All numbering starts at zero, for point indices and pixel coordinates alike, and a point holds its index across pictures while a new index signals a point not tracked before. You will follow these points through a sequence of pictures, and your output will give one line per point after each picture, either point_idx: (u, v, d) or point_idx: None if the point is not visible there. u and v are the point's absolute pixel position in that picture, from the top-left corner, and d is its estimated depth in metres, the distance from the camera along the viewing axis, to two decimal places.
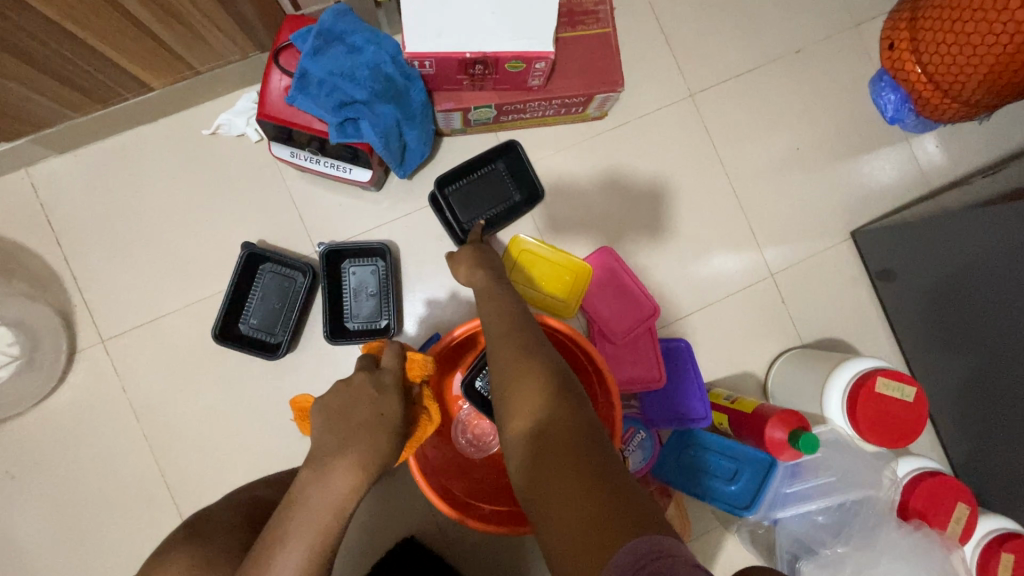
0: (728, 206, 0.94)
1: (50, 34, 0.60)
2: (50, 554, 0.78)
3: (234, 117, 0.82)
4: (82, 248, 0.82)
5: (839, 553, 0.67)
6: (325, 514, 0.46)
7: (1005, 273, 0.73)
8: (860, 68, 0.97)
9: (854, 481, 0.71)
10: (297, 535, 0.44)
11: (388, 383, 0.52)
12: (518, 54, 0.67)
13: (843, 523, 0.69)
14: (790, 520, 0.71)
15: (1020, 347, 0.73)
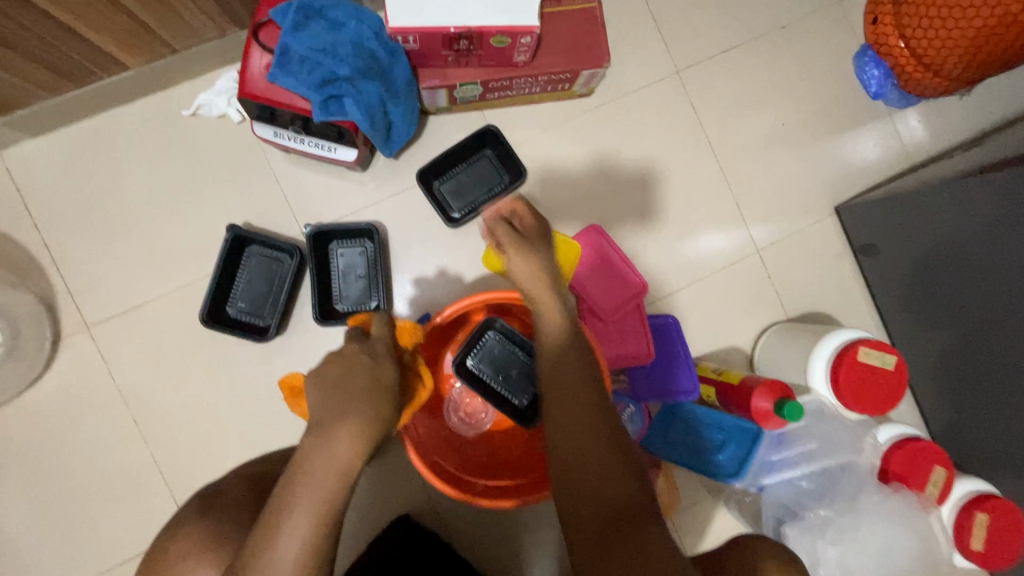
0: (715, 183, 0.95)
1: (18, 10, 0.58)
2: (43, 541, 0.78)
3: (215, 97, 0.80)
4: (62, 234, 0.80)
5: (822, 516, 0.69)
6: (331, 476, 0.46)
7: (983, 242, 0.74)
8: (845, 43, 0.98)
9: (836, 448, 0.73)
10: (304, 499, 0.44)
11: (380, 350, 0.55)
12: (502, 29, 0.66)
13: (826, 488, 0.71)
14: (775, 487, 0.72)
15: (998, 315, 0.75)
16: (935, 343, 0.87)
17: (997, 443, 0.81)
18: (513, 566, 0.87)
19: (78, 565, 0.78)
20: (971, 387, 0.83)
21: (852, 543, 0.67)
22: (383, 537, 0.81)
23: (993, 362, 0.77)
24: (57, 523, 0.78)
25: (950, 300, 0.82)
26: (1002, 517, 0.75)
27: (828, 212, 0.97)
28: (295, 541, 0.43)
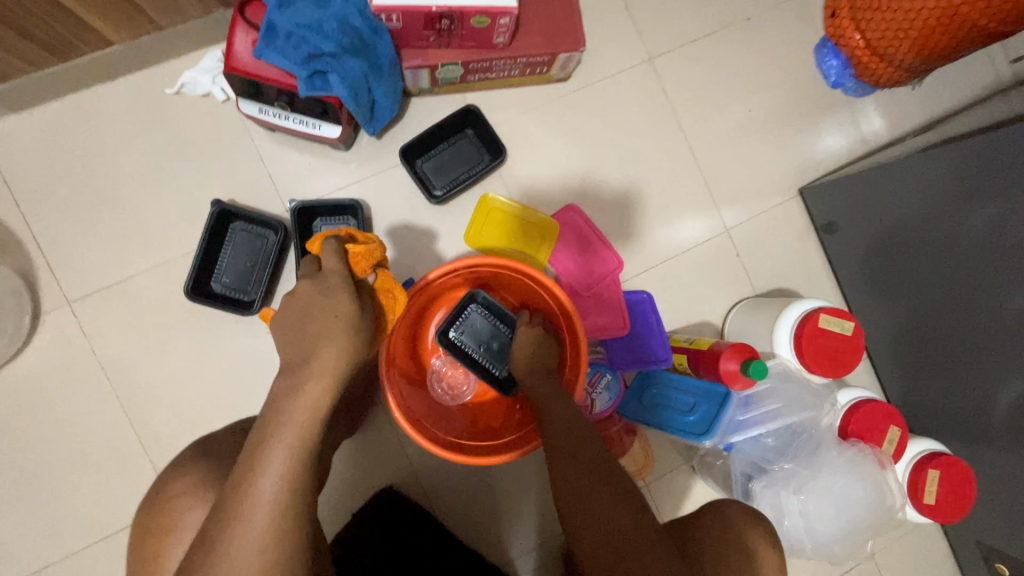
0: (686, 166, 0.99)
1: None
2: (23, 516, 0.78)
3: (199, 75, 0.81)
4: (42, 209, 0.80)
5: (786, 469, 0.74)
6: (305, 416, 0.49)
7: (935, 217, 0.82)
8: (807, 35, 1.03)
9: (798, 406, 0.78)
10: (281, 438, 0.48)
11: (334, 283, 0.54)
12: (482, 9, 0.69)
13: (789, 443, 0.77)
14: (744, 444, 0.77)
15: (954, 283, 0.82)
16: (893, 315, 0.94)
17: (954, 405, 0.89)
18: (495, 535, 0.89)
19: (59, 539, 0.78)
20: (922, 349, 0.91)
21: (813, 493, 0.72)
22: (369, 510, 0.82)
23: (942, 322, 0.86)
24: (38, 497, 0.78)
25: (904, 273, 0.89)
26: (950, 472, 0.81)
27: (793, 195, 1.03)
28: (275, 475, 0.47)
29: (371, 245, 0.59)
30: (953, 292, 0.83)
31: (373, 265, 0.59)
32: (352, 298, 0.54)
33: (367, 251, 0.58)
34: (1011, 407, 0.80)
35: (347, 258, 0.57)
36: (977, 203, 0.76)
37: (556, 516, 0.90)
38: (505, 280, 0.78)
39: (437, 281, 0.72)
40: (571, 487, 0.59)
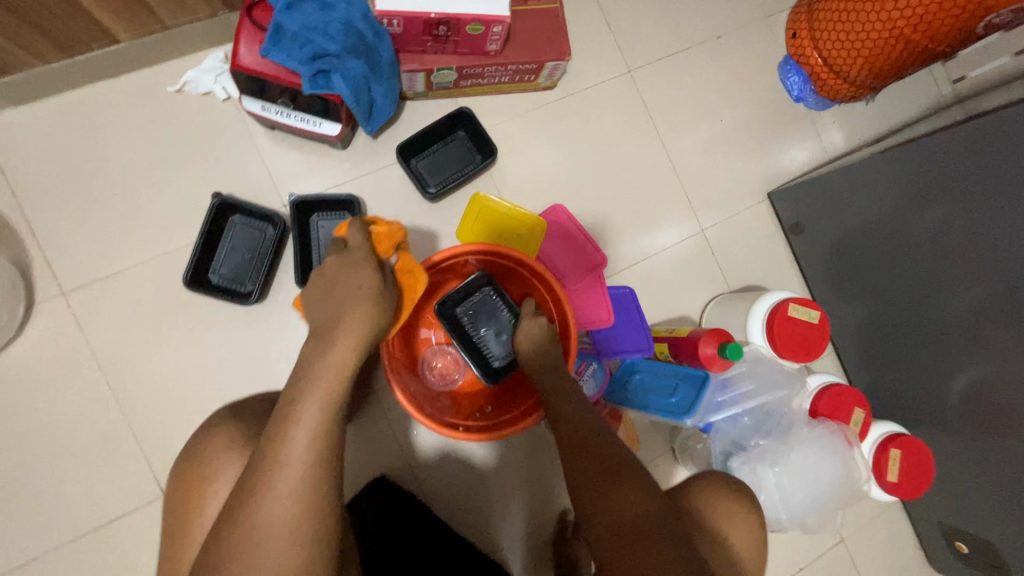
0: (664, 170, 1.06)
1: None
2: (9, 507, 0.77)
3: (202, 75, 0.85)
4: (39, 200, 0.81)
5: (761, 445, 0.80)
6: (333, 376, 0.53)
7: (894, 219, 0.91)
8: (772, 52, 1.12)
9: (771, 386, 0.84)
10: (312, 394, 0.51)
11: (358, 258, 0.59)
12: (477, 17, 0.75)
13: (764, 421, 0.82)
14: (722, 423, 0.82)
15: (909, 280, 0.91)
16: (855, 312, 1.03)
17: (915, 394, 0.97)
18: (487, 522, 0.91)
19: (46, 530, 0.78)
20: (885, 339, 1.00)
21: (787, 467, 0.78)
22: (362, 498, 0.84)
23: (901, 313, 0.94)
24: (26, 488, 0.78)
25: (871, 269, 0.97)
26: (909, 451, 0.87)
27: (762, 198, 1.11)
28: (307, 429, 0.50)
29: (395, 228, 0.63)
30: (911, 286, 0.91)
31: (395, 247, 0.63)
32: (375, 271, 0.59)
33: (390, 233, 0.62)
34: (965, 387, 0.88)
35: (371, 238, 0.62)
36: (931, 204, 0.85)
37: (545, 503, 0.93)
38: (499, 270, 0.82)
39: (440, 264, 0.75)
40: (589, 477, 0.61)
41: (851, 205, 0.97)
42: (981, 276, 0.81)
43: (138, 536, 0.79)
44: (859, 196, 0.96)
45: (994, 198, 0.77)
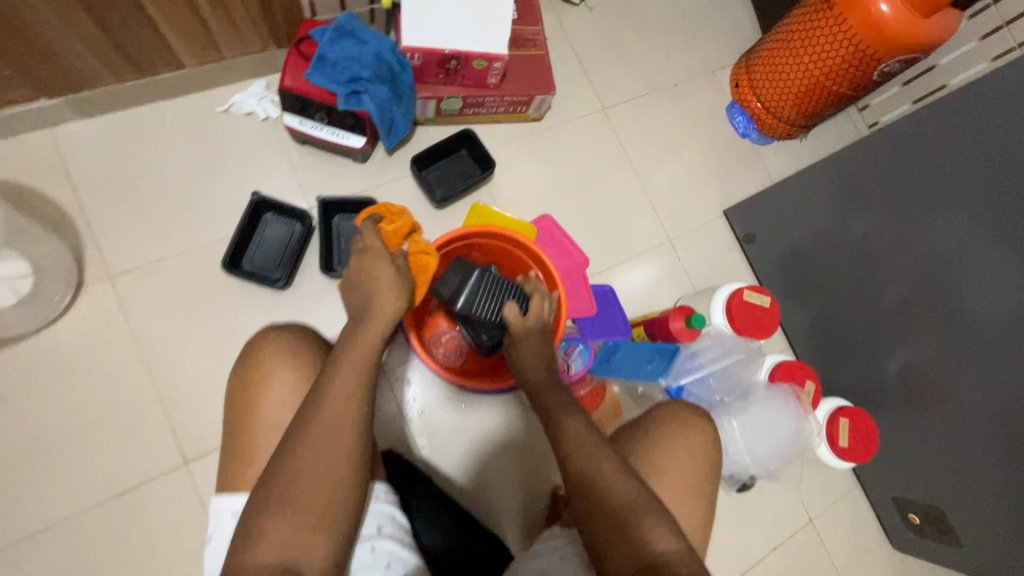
0: (634, 190, 1.24)
1: (131, 11, 0.78)
2: (39, 471, 0.82)
3: (247, 98, 1.01)
4: (96, 197, 0.93)
5: (725, 400, 0.92)
6: (363, 349, 0.64)
7: (833, 228, 1.10)
8: (721, 98, 1.34)
9: (729, 350, 0.95)
10: (346, 360, 0.63)
11: (377, 253, 0.71)
12: (482, 54, 0.93)
13: (726, 380, 0.94)
14: (692, 385, 0.93)
15: (848, 279, 1.10)
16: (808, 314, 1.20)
17: (864, 382, 1.13)
18: (484, 497, 0.99)
19: (70, 497, 0.82)
20: (834, 335, 1.16)
21: (748, 419, 0.89)
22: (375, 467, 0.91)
23: (846, 310, 1.12)
24: (56, 454, 0.83)
25: (818, 273, 1.15)
26: (855, 420, 1.00)
27: (720, 215, 1.28)
28: (344, 385, 0.61)
29: (402, 221, 0.78)
30: (851, 285, 1.10)
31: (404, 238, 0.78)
32: (391, 264, 0.70)
33: (399, 226, 0.77)
34: (900, 368, 1.05)
35: (382, 233, 0.76)
36: (862, 212, 1.05)
37: (539, 480, 1.02)
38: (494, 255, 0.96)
39: (446, 247, 0.88)
40: (606, 519, 0.60)
41: (796, 220, 1.17)
42: (905, 277, 1.00)
43: (158, 502, 0.85)
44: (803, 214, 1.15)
45: (908, 212, 0.97)
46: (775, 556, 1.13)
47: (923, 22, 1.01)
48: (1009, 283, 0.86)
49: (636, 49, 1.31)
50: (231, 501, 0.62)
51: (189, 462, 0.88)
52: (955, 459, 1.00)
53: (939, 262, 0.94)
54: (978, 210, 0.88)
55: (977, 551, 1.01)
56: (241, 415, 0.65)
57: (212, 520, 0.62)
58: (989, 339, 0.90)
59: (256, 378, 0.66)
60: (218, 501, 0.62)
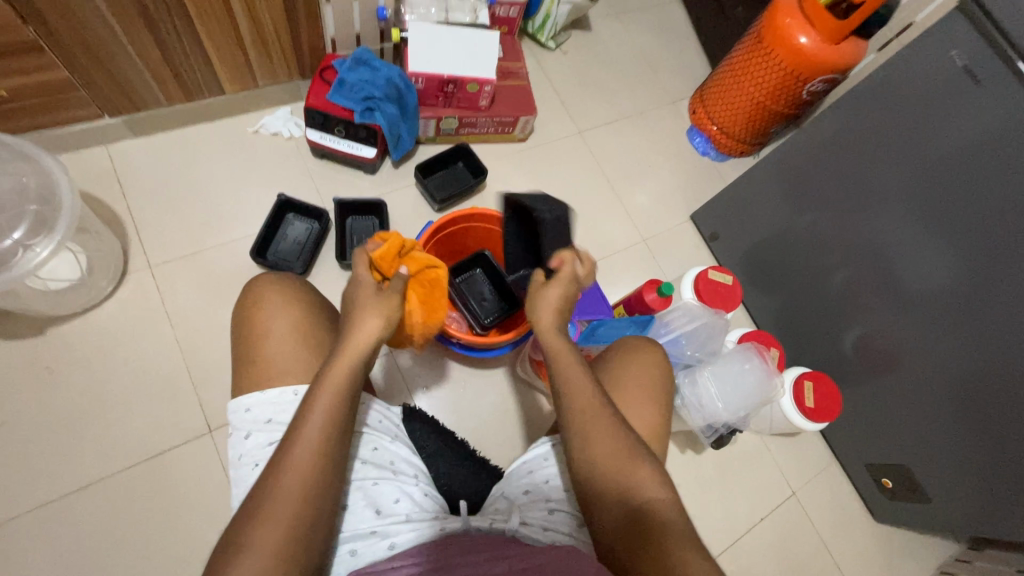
0: (610, 197, 1.40)
1: (190, 44, 0.97)
2: (82, 434, 0.92)
3: (274, 120, 1.18)
4: (141, 201, 1.08)
5: (695, 356, 1.03)
6: (337, 383, 0.61)
7: (778, 223, 1.24)
8: (682, 123, 1.55)
9: (699, 314, 1.06)
10: (319, 393, 0.60)
11: (360, 283, 0.73)
12: (474, 78, 1.12)
13: (698, 338, 1.04)
14: (667, 345, 1.04)
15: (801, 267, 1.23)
16: (770, 304, 1.33)
17: (826, 360, 1.23)
18: None
19: (108, 458, 0.91)
20: (797, 320, 1.28)
21: (717, 369, 1.00)
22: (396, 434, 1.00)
23: (805, 295, 1.24)
24: (97, 419, 0.93)
25: (775, 265, 1.29)
26: (819, 384, 1.10)
27: (687, 219, 1.44)
28: (318, 417, 0.58)
29: (389, 245, 0.80)
30: (805, 273, 1.22)
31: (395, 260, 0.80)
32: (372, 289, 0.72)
33: (388, 251, 0.80)
34: (855, 342, 1.16)
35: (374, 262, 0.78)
36: (805, 211, 1.17)
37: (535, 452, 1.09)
38: (489, 238, 1.09)
39: (446, 228, 1.02)
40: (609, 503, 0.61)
41: (749, 220, 1.31)
42: (854, 263, 1.11)
43: (185, 464, 0.93)
44: (752, 214, 1.29)
45: (843, 206, 1.09)
46: (761, 527, 1.19)
47: (836, 48, 1.20)
48: (939, 265, 0.95)
49: (606, 84, 1.52)
50: (245, 401, 0.67)
51: (214, 431, 0.96)
52: (912, 420, 1.09)
53: (877, 247, 1.05)
54: (907, 207, 0.97)
55: (945, 503, 1.09)
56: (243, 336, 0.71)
57: (232, 420, 0.67)
58: (926, 312, 1.00)
59: (258, 361, 0.69)
60: (235, 402, 0.68)
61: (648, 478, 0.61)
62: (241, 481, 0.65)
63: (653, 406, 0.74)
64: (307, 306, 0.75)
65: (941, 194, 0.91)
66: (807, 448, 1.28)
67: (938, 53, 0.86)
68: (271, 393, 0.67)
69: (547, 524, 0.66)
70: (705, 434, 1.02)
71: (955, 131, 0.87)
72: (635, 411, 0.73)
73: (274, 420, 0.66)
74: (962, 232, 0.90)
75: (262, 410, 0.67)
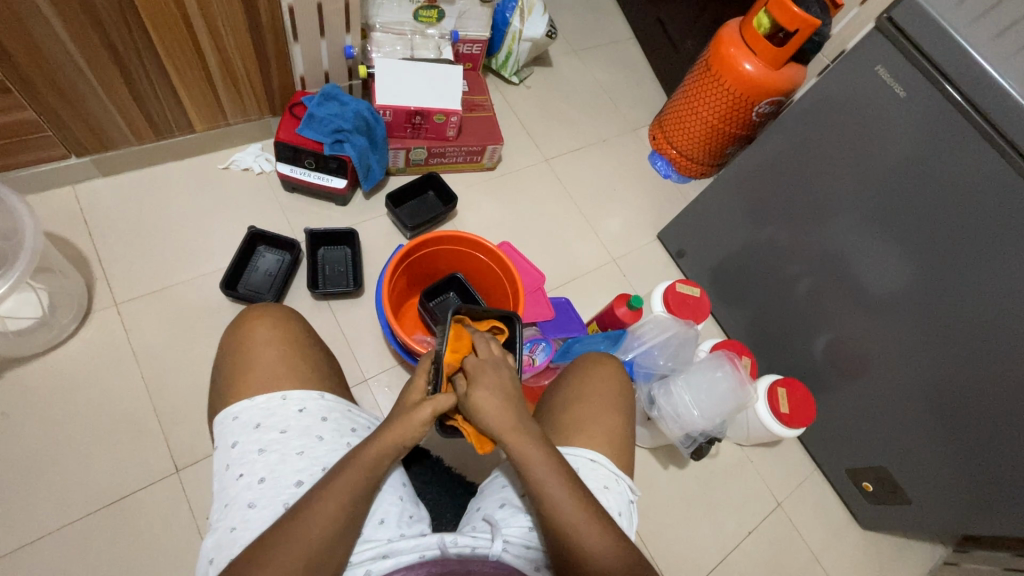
0: (578, 220, 1.44)
1: (158, 79, 1.00)
2: (37, 481, 0.88)
3: (245, 156, 1.20)
4: (107, 240, 1.07)
5: (668, 366, 1.05)
6: (366, 464, 0.59)
7: (737, 237, 1.28)
8: (643, 149, 1.61)
9: (669, 326, 1.07)
10: (346, 472, 0.58)
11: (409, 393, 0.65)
12: (441, 110, 1.16)
13: (669, 349, 1.06)
14: (639, 357, 1.05)
15: (765, 280, 1.26)
16: (738, 316, 1.36)
17: (798, 368, 1.25)
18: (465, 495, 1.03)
19: (67, 505, 0.87)
20: (765, 332, 1.30)
21: (689, 378, 1.00)
22: None
23: (772, 306, 1.26)
24: (59, 464, 0.89)
25: (740, 279, 1.31)
26: (793, 390, 1.11)
27: (654, 239, 1.48)
28: (329, 491, 0.57)
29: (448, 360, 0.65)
30: (768, 284, 1.25)
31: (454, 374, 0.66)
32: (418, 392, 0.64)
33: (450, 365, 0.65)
34: (824, 347, 1.18)
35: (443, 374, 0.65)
36: (762, 224, 1.21)
37: None
38: (461, 259, 1.11)
39: (417, 250, 1.04)
40: (581, 536, 0.58)
41: (710, 237, 1.35)
42: (817, 274, 1.14)
43: (151, 508, 0.89)
44: (714, 231, 1.33)
45: (798, 216, 1.13)
46: (751, 541, 1.18)
47: (778, 73, 1.29)
48: (896, 266, 0.98)
49: (568, 114, 1.59)
50: (234, 409, 0.67)
51: (181, 470, 0.92)
52: (884, 422, 1.11)
53: (835, 251, 1.08)
54: (862, 217, 1.00)
55: (926, 503, 1.09)
56: (228, 354, 0.72)
57: (220, 429, 0.67)
58: (887, 312, 1.03)
59: (231, 382, 0.69)
60: (224, 412, 0.67)
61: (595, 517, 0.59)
62: (227, 490, 0.63)
63: (621, 423, 0.76)
64: (293, 330, 0.75)
65: (892, 204, 0.95)
66: (789, 458, 1.28)
67: (861, 71, 0.92)
68: (261, 399, 0.67)
69: (525, 540, 0.65)
70: (684, 445, 1.02)
71: (892, 145, 0.92)
72: (607, 428, 0.75)
73: (263, 425, 0.66)
74: (911, 238, 0.94)
75: (250, 415, 0.66)
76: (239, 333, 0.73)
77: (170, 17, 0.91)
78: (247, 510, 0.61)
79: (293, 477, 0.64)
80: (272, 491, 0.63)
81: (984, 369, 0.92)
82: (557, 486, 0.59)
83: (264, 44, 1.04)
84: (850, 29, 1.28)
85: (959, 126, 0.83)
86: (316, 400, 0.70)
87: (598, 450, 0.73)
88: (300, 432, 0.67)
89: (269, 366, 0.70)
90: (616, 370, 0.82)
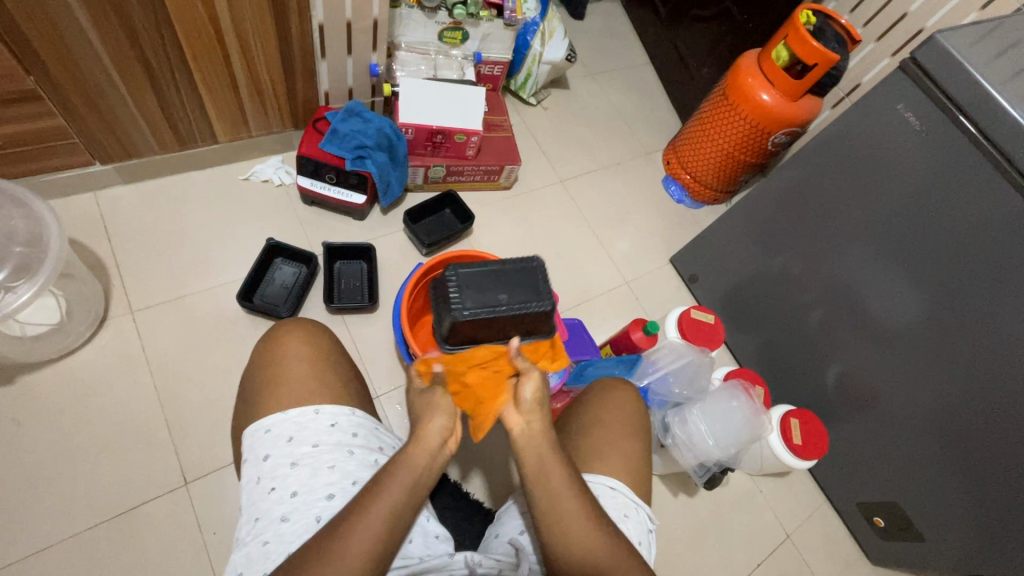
0: (591, 241, 1.44)
1: (185, 89, 1.01)
2: (44, 490, 0.87)
3: (266, 168, 1.21)
4: (125, 248, 1.07)
5: (683, 395, 1.05)
6: (411, 472, 0.58)
7: (751, 264, 1.28)
8: (657, 173, 1.63)
9: (686, 354, 1.07)
10: (376, 489, 0.57)
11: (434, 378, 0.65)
12: (461, 129, 1.17)
13: (687, 377, 1.06)
14: (654, 384, 1.06)
15: (778, 309, 1.25)
16: (750, 346, 1.35)
17: (807, 399, 1.25)
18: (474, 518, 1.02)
19: (72, 515, 0.86)
20: (777, 362, 1.30)
21: (705, 408, 1.00)
22: None
23: (784, 335, 1.26)
24: (68, 473, 0.88)
25: (752, 309, 1.32)
26: (805, 421, 1.10)
27: (667, 263, 1.49)
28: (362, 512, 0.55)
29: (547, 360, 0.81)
30: (782, 313, 1.25)
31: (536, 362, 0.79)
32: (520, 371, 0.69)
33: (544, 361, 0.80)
34: (837, 378, 1.17)
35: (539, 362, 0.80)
36: (778, 252, 1.21)
37: None
38: None
39: (434, 269, 1.04)
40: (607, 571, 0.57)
41: (723, 264, 1.35)
42: (831, 305, 1.13)
43: (157, 521, 0.88)
44: (728, 258, 1.33)
45: (812, 247, 1.13)
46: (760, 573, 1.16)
47: (794, 104, 1.30)
48: (908, 300, 0.98)
49: (583, 136, 1.61)
50: (265, 421, 0.67)
51: (190, 483, 0.91)
52: (897, 457, 1.10)
53: (849, 284, 1.08)
54: (878, 251, 1.01)
55: (938, 543, 1.08)
56: (256, 369, 0.71)
57: (250, 441, 0.67)
58: (901, 347, 1.02)
59: (256, 398, 0.69)
60: (255, 425, 0.67)
61: (567, 481, 0.59)
62: (258, 504, 0.63)
63: (642, 455, 0.76)
64: (320, 344, 0.75)
65: (910, 240, 0.95)
66: (799, 490, 1.27)
67: (882, 107, 0.93)
68: (293, 412, 0.67)
69: None
70: (698, 473, 1.02)
71: (908, 181, 0.92)
72: (627, 458, 0.74)
73: (295, 439, 0.66)
74: (930, 273, 0.94)
75: (282, 428, 0.66)
76: (270, 346, 0.73)
77: (201, 28, 0.92)
78: (280, 524, 0.61)
79: (325, 490, 0.63)
80: (304, 505, 0.62)
81: (1000, 409, 0.91)
82: (548, 462, 0.60)
83: (293, 60, 1.06)
84: (865, 64, 1.30)
85: (978, 164, 0.84)
86: (347, 416, 0.69)
87: (619, 477, 0.72)
88: (332, 447, 0.66)
89: (293, 381, 0.69)
90: (635, 398, 0.81)
